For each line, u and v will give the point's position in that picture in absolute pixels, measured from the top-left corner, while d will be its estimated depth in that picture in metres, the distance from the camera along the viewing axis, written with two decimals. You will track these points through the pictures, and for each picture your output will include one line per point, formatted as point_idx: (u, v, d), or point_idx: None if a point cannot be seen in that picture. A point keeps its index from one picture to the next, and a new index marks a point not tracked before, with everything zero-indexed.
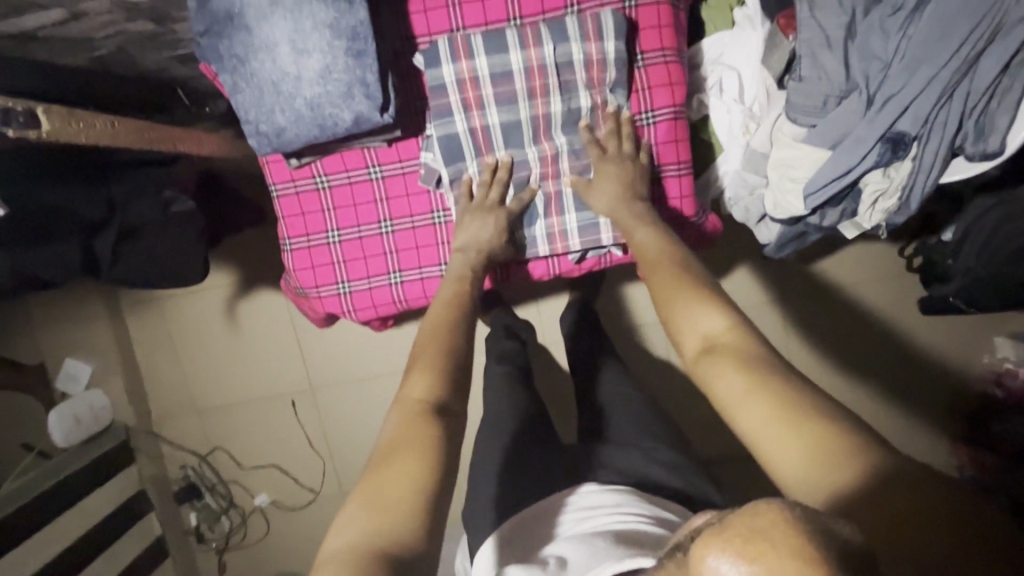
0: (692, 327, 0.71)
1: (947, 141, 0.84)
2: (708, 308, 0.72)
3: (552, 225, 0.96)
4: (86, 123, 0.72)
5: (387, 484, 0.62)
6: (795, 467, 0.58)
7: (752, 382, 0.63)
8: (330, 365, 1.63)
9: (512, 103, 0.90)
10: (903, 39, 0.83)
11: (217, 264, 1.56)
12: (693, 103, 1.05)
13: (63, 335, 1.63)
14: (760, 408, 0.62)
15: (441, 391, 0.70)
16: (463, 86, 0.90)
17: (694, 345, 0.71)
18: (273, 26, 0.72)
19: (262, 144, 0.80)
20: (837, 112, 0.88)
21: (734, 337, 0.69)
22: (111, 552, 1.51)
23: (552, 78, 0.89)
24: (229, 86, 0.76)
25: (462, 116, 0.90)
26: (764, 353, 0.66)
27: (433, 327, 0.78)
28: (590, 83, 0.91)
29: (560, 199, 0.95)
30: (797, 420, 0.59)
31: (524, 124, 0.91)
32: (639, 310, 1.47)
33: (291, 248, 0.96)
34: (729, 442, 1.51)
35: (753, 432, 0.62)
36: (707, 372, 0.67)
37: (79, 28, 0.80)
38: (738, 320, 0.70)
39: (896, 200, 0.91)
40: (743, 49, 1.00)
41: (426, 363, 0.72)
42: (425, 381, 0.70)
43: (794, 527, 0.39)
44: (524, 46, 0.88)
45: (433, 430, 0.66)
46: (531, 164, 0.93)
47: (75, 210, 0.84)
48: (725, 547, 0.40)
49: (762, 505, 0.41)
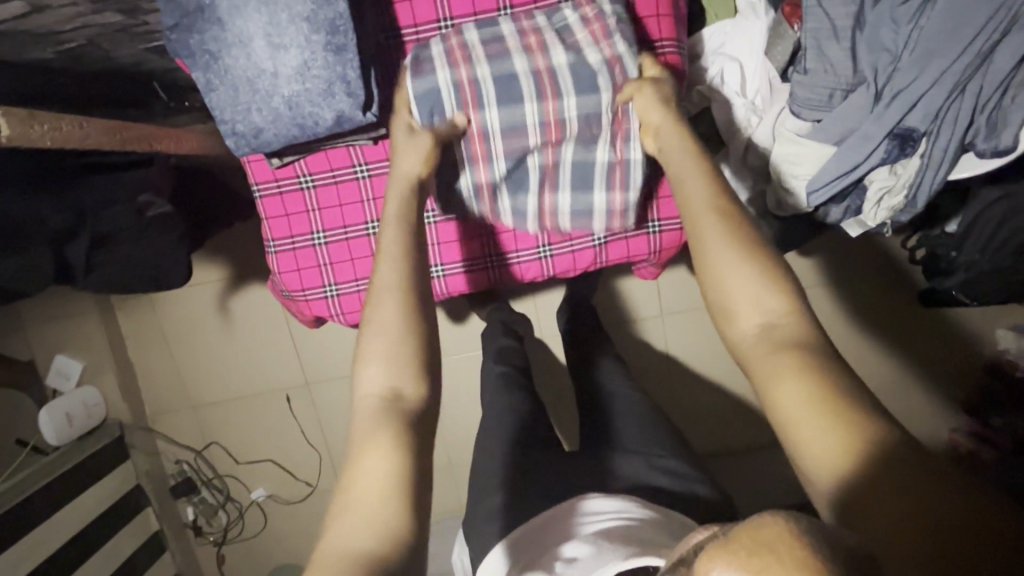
0: (749, 305, 0.62)
1: (957, 139, 0.81)
2: (761, 279, 0.62)
3: (543, 202, 0.91)
4: (51, 125, 0.68)
5: (362, 484, 0.57)
6: (837, 461, 0.51)
7: (804, 367, 0.56)
8: (325, 359, 1.61)
9: (505, 57, 0.82)
10: (915, 28, 0.78)
11: (207, 258, 1.53)
12: (693, 95, 1.00)
13: (53, 331, 1.60)
14: (803, 400, 0.55)
15: (398, 372, 0.62)
16: (453, 57, 0.82)
17: (750, 327, 0.62)
18: (247, 19, 0.68)
19: (239, 145, 0.76)
20: (844, 107, 0.84)
21: (795, 325, 0.61)
22: (107, 549, 1.51)
23: (548, 36, 0.83)
24: (202, 84, 0.72)
25: (446, 74, 0.81)
26: (826, 352, 0.58)
27: (383, 298, 0.65)
28: (595, 41, 0.82)
29: (556, 173, 0.89)
30: (844, 417, 0.52)
31: (524, 80, 0.82)
32: (636, 304, 1.44)
33: (275, 250, 0.92)
34: (725, 434, 1.50)
35: (788, 423, 0.55)
36: (757, 358, 0.60)
37: (45, 22, 0.76)
38: (802, 308, 0.62)
39: (902, 198, 0.87)
40: (745, 38, 0.95)
41: (385, 347, 0.63)
42: (383, 366, 0.62)
43: (799, 536, 0.37)
44: (515, 19, 0.85)
45: (402, 425, 0.60)
46: (529, 128, 0.84)
47: (42, 219, 0.80)
48: (730, 561, 0.38)
49: (768, 516, 0.39)
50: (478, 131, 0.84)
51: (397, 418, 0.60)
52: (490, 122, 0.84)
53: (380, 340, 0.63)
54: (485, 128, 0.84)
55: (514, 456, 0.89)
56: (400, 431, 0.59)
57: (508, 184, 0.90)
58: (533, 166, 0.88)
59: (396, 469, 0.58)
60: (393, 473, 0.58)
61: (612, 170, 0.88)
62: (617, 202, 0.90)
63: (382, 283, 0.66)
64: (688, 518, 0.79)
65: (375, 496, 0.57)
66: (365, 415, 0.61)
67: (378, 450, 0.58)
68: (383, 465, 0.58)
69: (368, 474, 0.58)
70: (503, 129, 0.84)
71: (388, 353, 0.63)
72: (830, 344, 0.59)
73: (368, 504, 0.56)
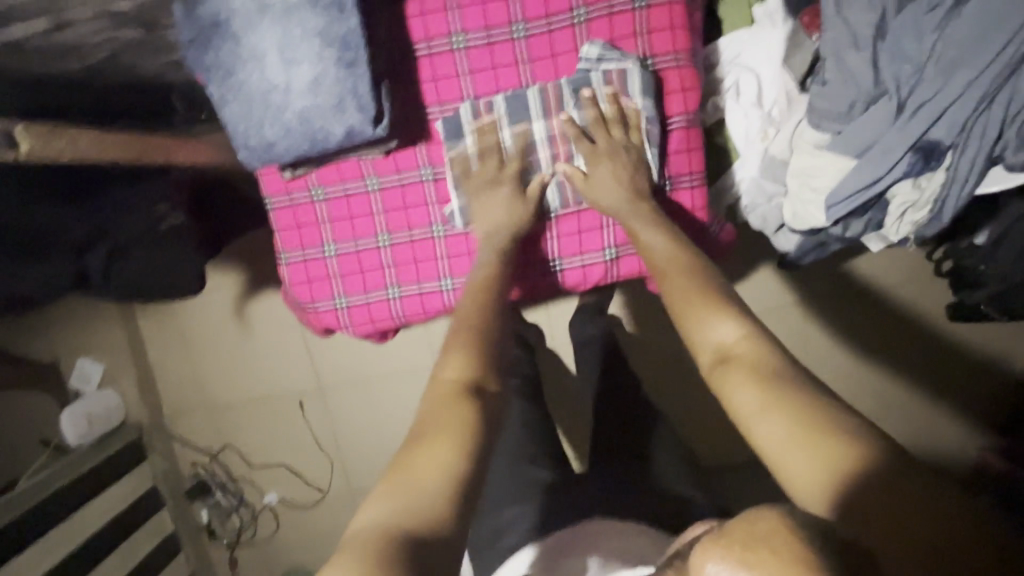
0: (706, 337, 0.70)
1: (985, 151, 0.77)
2: (714, 311, 0.71)
3: (552, 126, 0.87)
4: (70, 140, 0.68)
5: (420, 476, 0.61)
6: (801, 464, 0.58)
7: (767, 390, 0.63)
8: (338, 368, 1.62)
9: (525, 118, 0.86)
10: (940, 37, 0.76)
11: (225, 264, 1.56)
12: (708, 105, 0.97)
13: (77, 334, 1.64)
14: (776, 420, 0.61)
15: (479, 371, 0.70)
16: (478, 119, 0.86)
17: (709, 356, 0.70)
18: (262, 35, 0.69)
19: (250, 158, 0.76)
20: (865, 119, 0.81)
21: (748, 346, 0.68)
22: (124, 550, 1.53)
23: (576, 144, 0.87)
24: (216, 99, 0.73)
25: (473, 138, 0.87)
26: (777, 361, 0.65)
27: (471, 304, 0.78)
28: (612, 95, 0.85)
29: (559, 97, 0.85)
30: (811, 422, 0.59)
31: (551, 193, 0.90)
32: (652, 316, 1.42)
33: (287, 262, 0.93)
34: (740, 450, 1.47)
35: (770, 446, 0.60)
36: (724, 383, 0.66)
37: (68, 38, 0.78)
38: (753, 330, 0.69)
39: (926, 212, 0.85)
40: (764, 47, 0.92)
41: (461, 347, 0.72)
42: (461, 361, 0.71)
43: (793, 537, 0.42)
44: (546, 114, 0.86)
45: (477, 407, 0.67)
46: (552, 194, 0.90)
47: (64, 234, 0.84)
48: (723, 555, 0.44)
49: (758, 516, 0.45)
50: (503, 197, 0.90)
51: (471, 402, 0.67)
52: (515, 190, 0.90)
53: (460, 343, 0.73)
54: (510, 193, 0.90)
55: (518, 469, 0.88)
56: (467, 418, 0.65)
57: (506, 108, 0.86)
58: (540, 133, 0.87)
59: (443, 475, 0.61)
60: (450, 468, 0.62)
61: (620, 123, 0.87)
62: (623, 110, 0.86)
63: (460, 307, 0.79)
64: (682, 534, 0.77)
65: (440, 486, 0.61)
66: (442, 395, 0.68)
67: (441, 446, 0.63)
68: (451, 450, 0.63)
69: (436, 460, 0.62)
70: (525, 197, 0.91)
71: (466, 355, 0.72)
72: (780, 352, 0.66)
73: (409, 515, 0.58)
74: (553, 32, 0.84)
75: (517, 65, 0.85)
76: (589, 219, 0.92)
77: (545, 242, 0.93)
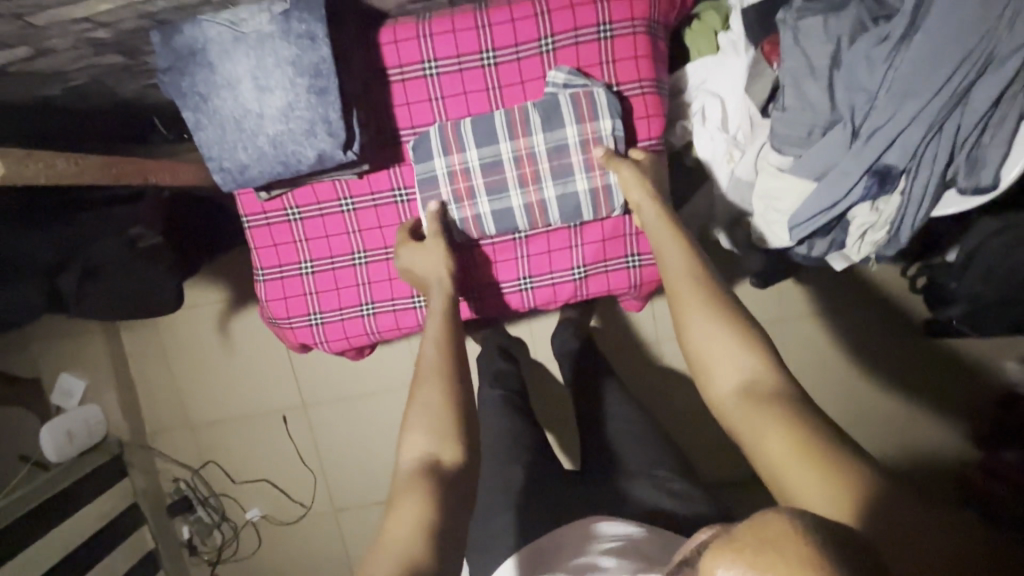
0: (723, 359, 0.66)
1: (937, 175, 0.80)
2: (736, 340, 0.67)
3: (520, 147, 0.88)
4: (46, 164, 0.70)
5: (393, 534, 0.60)
6: (818, 498, 0.53)
7: (784, 421, 0.59)
8: (323, 382, 1.63)
9: (492, 139, 0.88)
10: (890, 68, 0.78)
11: (210, 280, 1.57)
12: (677, 129, 1.03)
13: (59, 349, 1.65)
14: (787, 443, 0.57)
15: (439, 443, 0.68)
16: (447, 142, 0.89)
17: (726, 378, 0.66)
18: (235, 62, 0.72)
19: (226, 181, 0.79)
20: (823, 143, 0.84)
21: (772, 379, 0.64)
22: (101, 568, 1.51)
23: (542, 165, 0.89)
24: (191, 123, 0.76)
25: (441, 158, 0.89)
26: (796, 396, 0.62)
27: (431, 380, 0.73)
28: (580, 118, 0.87)
29: (526, 120, 0.87)
30: (829, 459, 0.55)
31: (518, 213, 0.90)
32: (634, 330, 1.44)
33: (264, 279, 0.95)
34: (724, 463, 1.47)
35: (782, 470, 0.56)
36: (739, 410, 0.62)
37: (48, 63, 0.80)
38: (774, 360, 0.65)
39: (884, 233, 0.87)
40: (726, 74, 0.96)
41: (425, 421, 0.69)
42: (426, 437, 0.68)
43: (805, 535, 0.37)
44: (513, 136, 0.88)
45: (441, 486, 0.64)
46: (520, 214, 0.90)
47: (30, 256, 0.87)
48: (735, 559, 0.39)
49: (769, 515, 0.40)
50: (471, 218, 0.91)
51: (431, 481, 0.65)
52: (482, 210, 0.91)
53: (423, 414, 0.70)
54: (478, 214, 0.91)
55: (493, 484, 0.89)
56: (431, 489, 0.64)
57: (472, 130, 0.88)
58: (507, 154, 0.88)
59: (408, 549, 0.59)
60: (421, 522, 0.61)
61: (586, 145, 0.88)
62: (590, 133, 0.87)
63: (427, 363, 0.75)
64: (678, 529, 0.78)
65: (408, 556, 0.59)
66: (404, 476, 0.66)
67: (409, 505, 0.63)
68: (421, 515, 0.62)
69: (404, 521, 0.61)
70: (493, 216, 0.91)
71: (430, 430, 0.69)
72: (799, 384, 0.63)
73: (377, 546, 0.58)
74: (522, 59, 0.87)
75: (486, 92, 0.88)
76: (558, 240, 0.95)
77: (516, 261, 0.96)
